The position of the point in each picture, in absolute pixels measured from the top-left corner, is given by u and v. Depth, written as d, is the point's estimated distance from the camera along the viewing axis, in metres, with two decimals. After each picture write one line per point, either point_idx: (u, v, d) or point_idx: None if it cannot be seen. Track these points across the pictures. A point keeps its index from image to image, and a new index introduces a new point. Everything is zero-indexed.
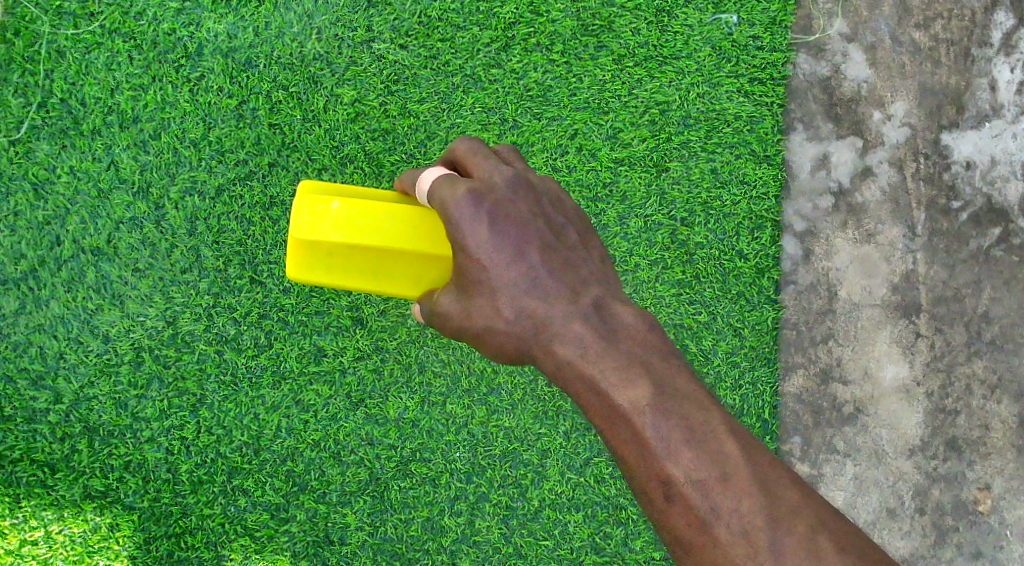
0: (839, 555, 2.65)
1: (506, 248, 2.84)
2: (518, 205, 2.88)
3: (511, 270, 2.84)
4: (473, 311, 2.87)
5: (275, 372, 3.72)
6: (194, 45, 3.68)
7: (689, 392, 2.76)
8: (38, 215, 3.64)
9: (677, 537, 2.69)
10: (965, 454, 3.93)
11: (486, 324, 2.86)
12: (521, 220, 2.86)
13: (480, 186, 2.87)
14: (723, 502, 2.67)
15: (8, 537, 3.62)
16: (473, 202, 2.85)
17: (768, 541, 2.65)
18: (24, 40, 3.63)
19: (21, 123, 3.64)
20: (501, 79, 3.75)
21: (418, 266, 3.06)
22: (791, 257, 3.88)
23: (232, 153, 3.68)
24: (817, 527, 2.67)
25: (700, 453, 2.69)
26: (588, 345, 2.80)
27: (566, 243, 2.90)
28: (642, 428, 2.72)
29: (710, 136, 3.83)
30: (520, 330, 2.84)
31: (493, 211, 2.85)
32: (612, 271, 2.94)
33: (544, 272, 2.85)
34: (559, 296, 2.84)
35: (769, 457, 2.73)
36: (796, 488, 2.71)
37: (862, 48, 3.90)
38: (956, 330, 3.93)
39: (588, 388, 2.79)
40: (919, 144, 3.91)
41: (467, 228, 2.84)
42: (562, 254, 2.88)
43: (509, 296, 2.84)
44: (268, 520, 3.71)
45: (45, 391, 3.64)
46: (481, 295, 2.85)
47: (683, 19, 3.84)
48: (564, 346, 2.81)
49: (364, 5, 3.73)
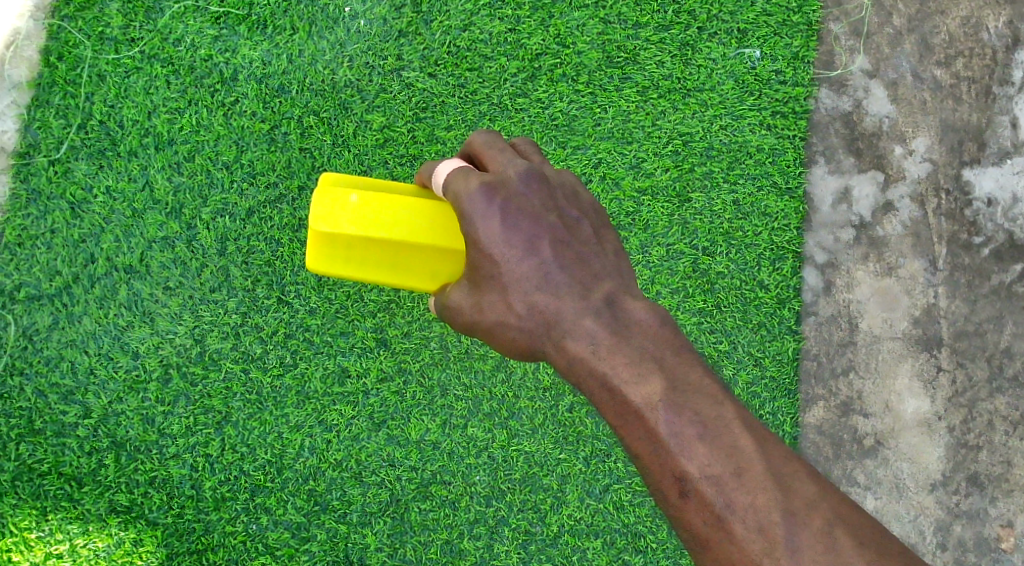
0: (857, 549, 2.70)
1: (519, 243, 2.93)
2: (531, 199, 2.97)
3: (524, 264, 2.93)
4: (485, 306, 2.97)
5: (300, 392, 3.80)
6: (229, 71, 3.84)
7: (702, 385, 2.82)
8: (74, 234, 3.79)
9: (693, 533, 2.76)
10: (988, 490, 3.94)
11: (499, 319, 2.96)
12: (534, 213, 2.96)
13: (493, 179, 2.97)
14: (738, 497, 2.73)
15: (34, 550, 3.71)
16: (485, 196, 2.95)
17: (785, 536, 2.71)
18: (67, 64, 3.80)
19: (61, 143, 3.80)
20: (527, 108, 3.86)
21: (433, 260, 3.27)
22: (812, 288, 3.90)
23: (263, 176, 3.82)
24: (833, 521, 2.72)
25: (713, 448, 2.76)
26: (599, 341, 2.89)
27: (579, 237, 2.98)
28: (655, 423, 2.79)
29: (732, 168, 3.89)
30: (533, 326, 2.94)
31: (505, 205, 2.94)
32: (627, 264, 3.01)
33: (557, 267, 2.94)
34: (571, 292, 2.94)
35: (783, 450, 2.79)
36: (813, 482, 2.75)
37: (884, 84, 3.96)
38: (978, 364, 3.96)
39: (600, 384, 2.88)
40: (940, 180, 3.97)
41: (481, 223, 2.94)
42: (574, 249, 2.97)
43: (522, 291, 2.93)
44: (289, 539, 3.77)
45: (74, 406, 3.75)
46: (493, 291, 2.95)
47: (707, 53, 3.91)
48: (576, 341, 2.91)
49: (395, 35, 3.88)
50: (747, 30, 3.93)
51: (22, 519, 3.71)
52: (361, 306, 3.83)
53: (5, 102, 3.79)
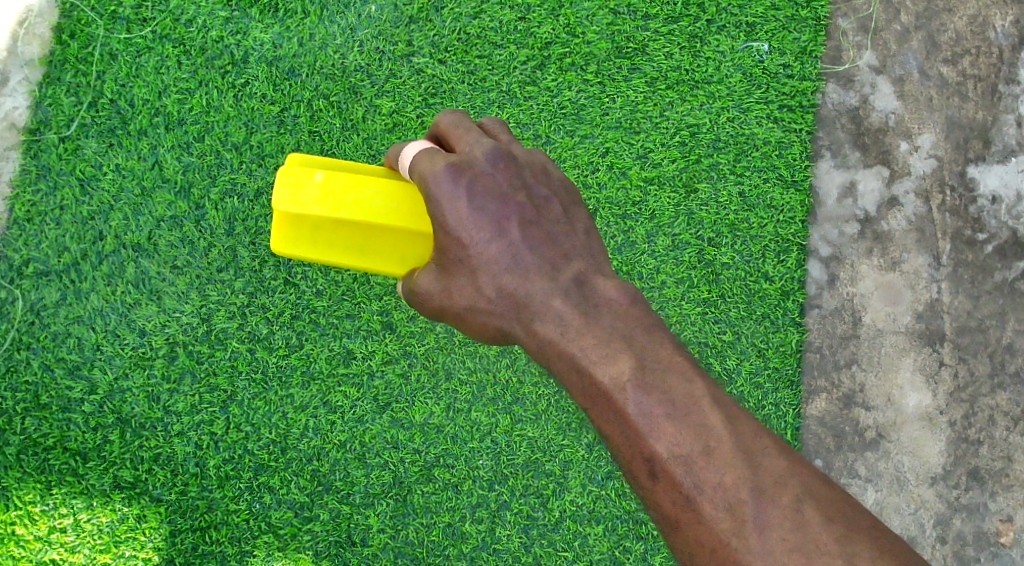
0: (826, 523, 2.72)
1: (487, 224, 2.94)
2: (498, 179, 2.97)
3: (491, 247, 2.94)
4: (454, 290, 2.98)
5: (305, 372, 3.83)
6: (240, 53, 3.87)
7: (671, 364, 2.83)
8: (83, 210, 3.81)
9: (663, 513, 2.78)
10: (987, 485, 3.97)
11: (468, 304, 2.97)
12: (501, 194, 2.96)
13: (459, 160, 2.97)
14: (706, 476, 2.75)
15: (38, 523, 3.74)
16: (452, 177, 2.95)
17: (753, 514, 2.72)
18: (79, 42, 3.83)
19: (71, 121, 3.82)
20: (536, 96, 3.88)
21: (401, 243, 3.27)
22: (817, 281, 3.92)
23: (273, 158, 3.85)
24: (802, 496, 2.74)
25: (682, 428, 2.77)
26: (568, 322, 2.91)
27: (548, 217, 2.99)
28: (624, 404, 2.81)
29: (739, 160, 3.91)
30: (502, 309, 2.95)
31: (471, 186, 2.95)
32: (598, 243, 3.02)
33: (526, 248, 2.95)
34: (539, 273, 2.95)
35: (753, 427, 2.80)
36: (783, 458, 2.77)
37: (890, 80, 3.99)
38: (980, 360, 3.99)
39: (569, 365, 2.89)
40: (945, 176, 3.99)
41: (448, 205, 2.94)
42: (544, 229, 2.98)
43: (491, 274, 2.94)
44: (292, 518, 3.80)
45: (80, 381, 3.78)
46: (461, 275, 2.96)
47: (715, 46, 3.94)
48: (545, 324, 2.92)
49: (405, 20, 3.90)
50: (755, 24, 3.96)
51: (26, 493, 3.74)
52: (367, 289, 3.85)
53: (17, 78, 3.82)
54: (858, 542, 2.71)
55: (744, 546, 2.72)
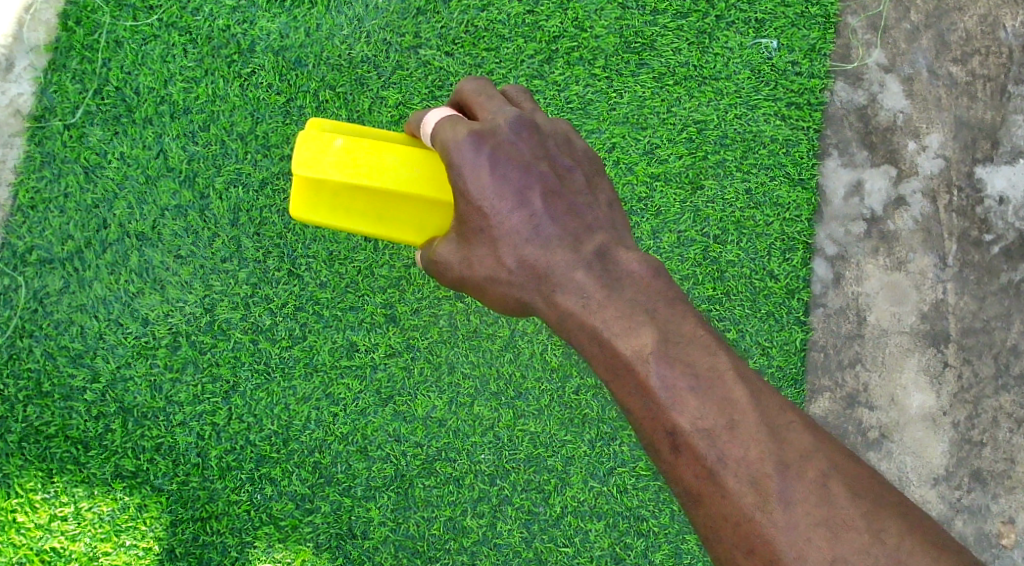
0: (850, 498, 2.71)
1: (509, 194, 2.93)
2: (520, 148, 2.97)
3: (514, 216, 2.93)
4: (474, 261, 2.97)
5: (308, 364, 3.82)
6: (247, 42, 3.85)
7: (695, 337, 2.82)
8: (87, 198, 3.80)
9: (685, 487, 2.76)
10: (990, 486, 3.97)
11: (489, 275, 2.96)
12: (524, 163, 2.96)
13: (482, 128, 2.98)
14: (730, 449, 2.73)
15: (39, 511, 3.74)
16: (474, 144, 2.95)
17: (777, 488, 2.71)
18: (85, 29, 3.82)
19: (76, 108, 3.81)
20: (543, 90, 3.87)
21: (420, 212, 3.25)
22: (822, 280, 3.91)
23: (278, 148, 3.84)
24: (827, 471, 2.72)
25: (705, 400, 2.75)
26: (590, 294, 2.89)
27: (571, 188, 2.99)
28: (647, 376, 2.79)
29: (746, 157, 3.89)
30: (523, 280, 2.94)
31: (493, 154, 2.94)
32: (620, 216, 3.02)
33: (548, 219, 2.94)
34: (562, 244, 2.93)
35: (777, 400, 2.78)
36: (807, 432, 2.75)
37: (899, 79, 3.97)
38: (984, 361, 3.98)
39: (591, 337, 2.88)
40: (953, 177, 3.97)
41: (470, 174, 2.94)
42: (566, 200, 2.97)
43: (513, 245, 2.93)
44: (293, 510, 3.79)
45: (82, 370, 3.77)
46: (482, 245, 2.95)
47: (723, 42, 3.92)
48: (567, 295, 2.91)
49: (413, 12, 3.89)
50: (765, 20, 3.94)
51: (27, 481, 3.74)
52: (371, 281, 3.84)
53: (23, 64, 3.80)
54: (883, 517, 2.70)
55: (769, 520, 2.70)
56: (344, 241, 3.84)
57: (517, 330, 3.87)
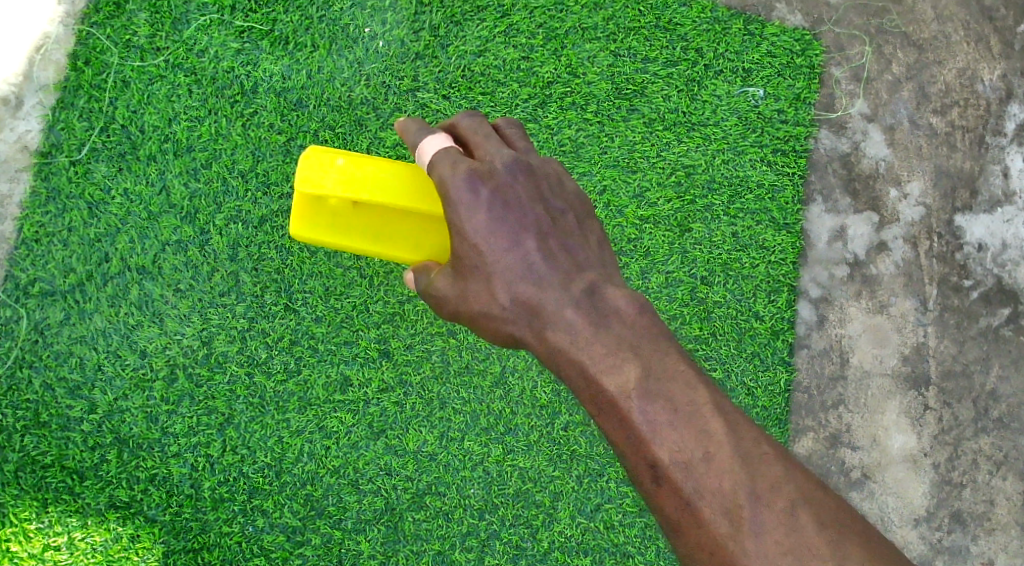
0: (820, 530, 2.80)
1: (503, 233, 3.03)
2: (515, 190, 3.06)
3: (506, 255, 3.03)
4: (468, 294, 3.05)
5: (302, 398, 3.90)
6: (250, 83, 3.97)
7: (676, 371, 2.92)
8: (90, 233, 3.89)
9: (665, 516, 2.86)
10: (970, 527, 4.05)
11: (482, 310, 3.04)
12: (518, 205, 3.05)
13: (479, 168, 3.06)
14: (706, 480, 2.83)
15: (32, 541, 3.80)
16: (471, 185, 3.04)
17: (749, 519, 2.81)
18: (94, 69, 3.93)
19: (82, 145, 3.91)
20: (537, 133, 3.98)
21: (414, 230, 3.48)
22: (806, 322, 4.01)
23: (278, 186, 3.94)
24: (798, 504, 2.82)
25: (684, 433, 2.86)
26: (578, 330, 3.00)
27: (563, 228, 3.08)
28: (630, 409, 2.90)
29: (733, 201, 4.01)
30: (515, 316, 3.04)
31: (489, 195, 3.04)
32: (609, 255, 3.11)
33: (540, 258, 3.04)
34: (552, 282, 3.03)
35: (753, 432, 2.88)
36: (781, 465, 2.85)
37: (881, 128, 4.07)
38: (964, 405, 4.08)
39: (578, 370, 2.98)
40: (933, 224, 4.08)
41: (466, 212, 3.03)
42: (558, 240, 3.06)
43: (506, 282, 3.02)
44: (284, 542, 3.85)
45: (80, 401, 3.84)
46: (476, 280, 3.04)
47: (712, 90, 4.05)
48: (556, 330, 3.01)
49: (411, 57, 4.01)
50: (751, 70, 4.06)
51: (22, 510, 3.80)
52: (366, 317, 3.93)
53: (31, 103, 3.91)
54: (850, 548, 2.80)
55: (741, 550, 2.80)
56: (340, 277, 3.93)
57: (508, 367, 3.95)
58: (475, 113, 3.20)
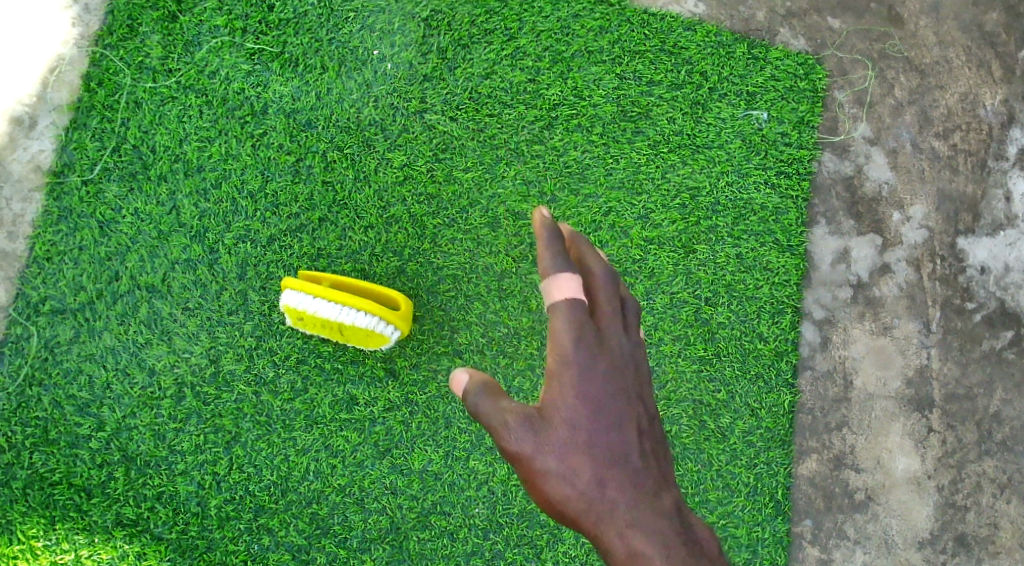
0: None
1: (605, 434, 2.90)
2: (608, 387, 2.92)
3: (599, 454, 2.89)
4: (549, 448, 2.90)
5: (308, 416, 3.92)
6: (260, 104, 4.01)
7: None
8: (101, 251, 3.93)
9: None
10: (973, 550, 4.06)
11: (556, 488, 2.89)
12: (613, 421, 2.91)
13: (584, 334, 2.93)
14: None
15: (40, 558, 3.82)
16: (580, 344, 2.92)
17: None
18: (107, 90, 3.98)
19: (94, 165, 3.96)
20: (543, 155, 4.04)
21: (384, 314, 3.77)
22: (810, 343, 4.03)
23: (286, 206, 3.98)
24: None
25: None
26: (670, 547, 2.84)
27: (655, 436, 2.94)
28: None
29: (737, 223, 4.04)
30: (591, 513, 2.87)
31: (590, 399, 2.91)
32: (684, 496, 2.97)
33: (635, 470, 2.89)
34: (644, 490, 2.88)
35: None
36: None
37: (884, 151, 4.10)
38: (968, 428, 4.08)
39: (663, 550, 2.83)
40: (936, 246, 4.10)
41: (570, 362, 2.91)
42: (651, 446, 2.93)
43: (597, 473, 2.88)
44: (289, 561, 3.88)
45: (88, 418, 3.88)
46: (552, 479, 2.89)
47: (716, 113, 4.08)
48: (644, 539, 2.85)
49: (419, 79, 4.05)
50: (755, 93, 4.09)
51: (30, 527, 3.83)
52: None
53: (45, 123, 3.97)
54: None
55: None
56: None
57: (514, 387, 3.97)
58: (607, 263, 3.01)
